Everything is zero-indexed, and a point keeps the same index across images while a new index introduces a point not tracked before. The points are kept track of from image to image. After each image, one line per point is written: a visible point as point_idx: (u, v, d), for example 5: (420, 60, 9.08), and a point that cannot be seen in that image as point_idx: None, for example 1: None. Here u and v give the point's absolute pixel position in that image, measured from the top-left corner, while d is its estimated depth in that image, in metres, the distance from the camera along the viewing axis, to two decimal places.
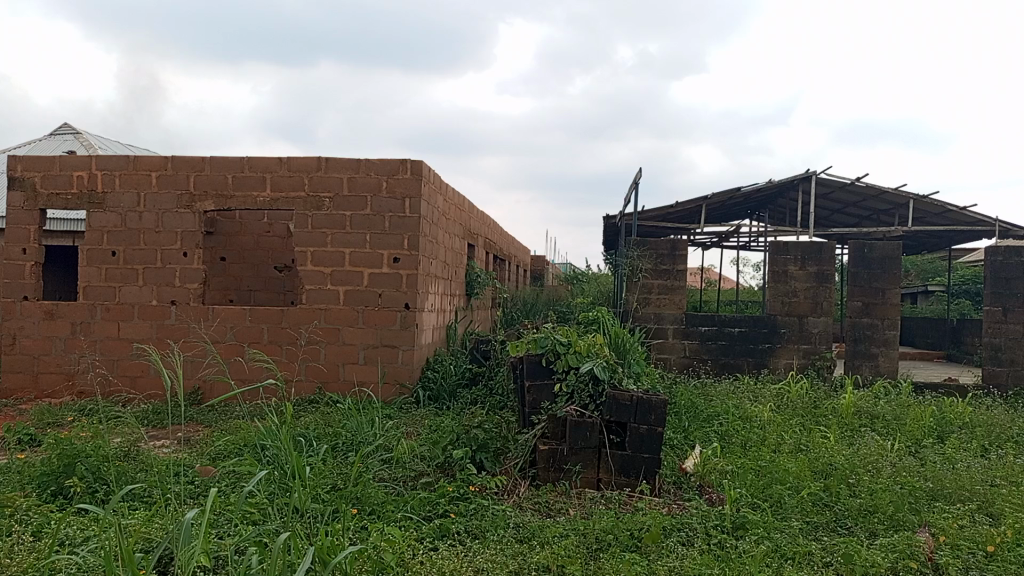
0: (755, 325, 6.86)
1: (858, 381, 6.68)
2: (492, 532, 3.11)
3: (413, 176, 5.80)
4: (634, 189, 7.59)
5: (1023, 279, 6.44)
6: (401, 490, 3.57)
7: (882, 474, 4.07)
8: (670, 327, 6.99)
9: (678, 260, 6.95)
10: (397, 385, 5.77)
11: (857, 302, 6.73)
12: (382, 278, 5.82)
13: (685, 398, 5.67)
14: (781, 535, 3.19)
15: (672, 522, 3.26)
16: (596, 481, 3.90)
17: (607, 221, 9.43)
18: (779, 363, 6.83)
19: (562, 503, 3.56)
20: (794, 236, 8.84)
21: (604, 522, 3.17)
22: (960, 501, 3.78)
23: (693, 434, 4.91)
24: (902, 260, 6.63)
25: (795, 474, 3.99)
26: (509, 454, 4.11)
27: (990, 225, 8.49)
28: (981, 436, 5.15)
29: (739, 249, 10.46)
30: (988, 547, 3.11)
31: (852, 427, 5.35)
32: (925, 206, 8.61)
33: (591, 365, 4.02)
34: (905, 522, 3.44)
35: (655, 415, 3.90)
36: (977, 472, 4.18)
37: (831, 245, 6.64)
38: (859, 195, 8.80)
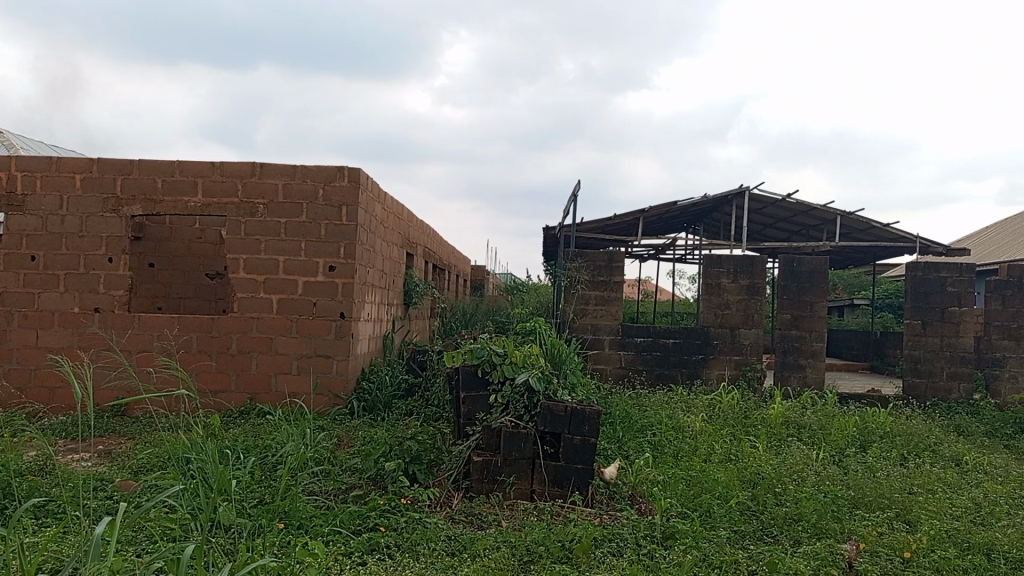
0: (689, 337, 6.98)
1: (786, 392, 6.87)
2: (422, 545, 3.08)
3: (350, 184, 5.74)
4: (573, 200, 7.66)
5: (941, 294, 6.72)
6: (330, 504, 3.51)
7: (807, 483, 4.19)
8: (607, 338, 7.07)
9: (615, 271, 7.04)
10: (331, 396, 5.68)
11: (787, 315, 6.92)
12: (317, 287, 5.72)
13: (620, 409, 5.73)
14: (708, 544, 3.25)
15: (603, 532, 3.29)
16: (529, 492, 3.90)
17: (547, 232, 9.49)
18: (711, 374, 6.96)
19: (495, 515, 3.56)
20: (728, 249, 9.06)
21: (535, 534, 3.18)
22: (879, 508, 3.90)
23: (627, 444, 4.97)
24: (829, 275, 6.85)
25: (725, 483, 4.07)
26: (443, 465, 4.07)
27: (911, 242, 8.85)
28: (900, 445, 5.34)
29: (675, 262, 10.67)
30: (905, 553, 3.22)
31: (779, 436, 5.50)
32: (851, 222, 8.94)
33: (526, 376, 4.05)
34: (828, 530, 3.54)
35: (589, 425, 3.92)
36: (895, 480, 4.33)
37: (762, 259, 6.82)
38: (790, 210, 9.07)
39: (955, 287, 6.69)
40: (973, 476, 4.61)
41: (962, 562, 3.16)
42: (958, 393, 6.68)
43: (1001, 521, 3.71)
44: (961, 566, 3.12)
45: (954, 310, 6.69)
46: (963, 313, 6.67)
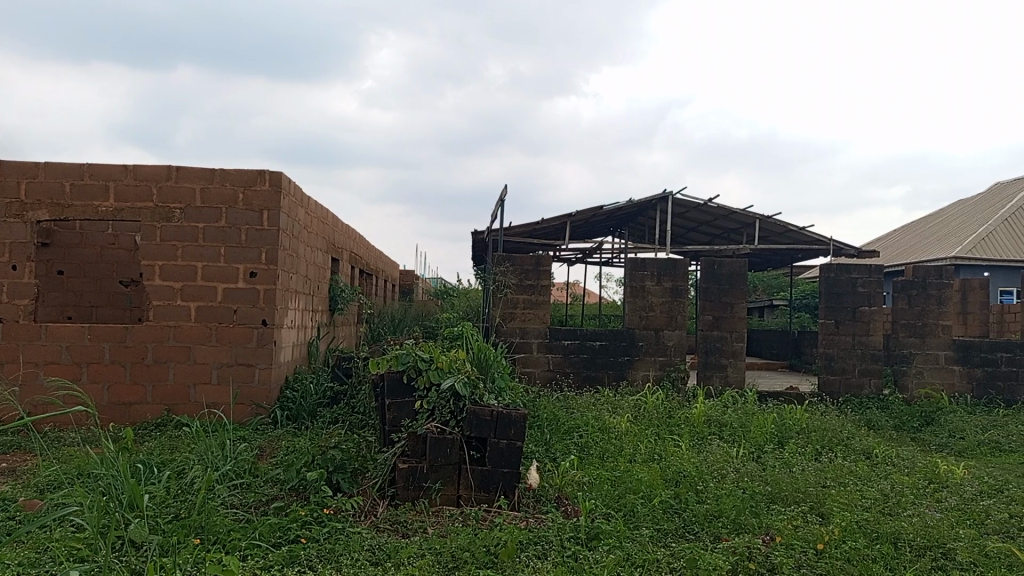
0: (615, 339, 7.08)
1: (708, 391, 7.04)
2: (346, 555, 3.03)
3: (272, 188, 5.62)
4: (500, 204, 7.68)
5: (852, 294, 7.01)
6: (250, 516, 3.42)
7: (727, 480, 4.30)
8: (535, 341, 7.11)
9: (542, 275, 7.09)
10: (253, 406, 5.53)
11: (708, 316, 7.10)
12: (237, 294, 5.57)
13: (547, 412, 5.77)
14: (631, 543, 3.31)
15: (528, 535, 3.30)
16: (455, 498, 3.88)
17: (476, 236, 9.48)
18: (637, 375, 7.08)
19: (420, 522, 3.53)
20: (652, 253, 9.24)
21: (460, 539, 3.17)
22: (795, 502, 4.03)
23: (554, 447, 5.00)
24: (748, 276, 7.06)
25: (648, 483, 4.15)
26: (367, 474, 4.01)
27: (825, 244, 9.21)
28: (815, 440, 5.54)
29: (602, 265, 10.82)
30: (818, 545, 3.34)
31: (701, 435, 5.63)
32: (769, 226, 9.24)
33: (452, 382, 4.04)
34: (746, 525, 3.64)
35: (514, 429, 3.92)
36: (810, 475, 4.49)
37: (684, 261, 6.97)
38: (711, 214, 9.32)
39: (865, 287, 6.99)
40: (881, 468, 4.82)
41: (871, 551, 3.30)
42: (869, 389, 6.98)
43: (906, 510, 3.88)
44: (870, 555, 3.26)
45: (865, 310, 6.99)
46: (873, 312, 6.97)
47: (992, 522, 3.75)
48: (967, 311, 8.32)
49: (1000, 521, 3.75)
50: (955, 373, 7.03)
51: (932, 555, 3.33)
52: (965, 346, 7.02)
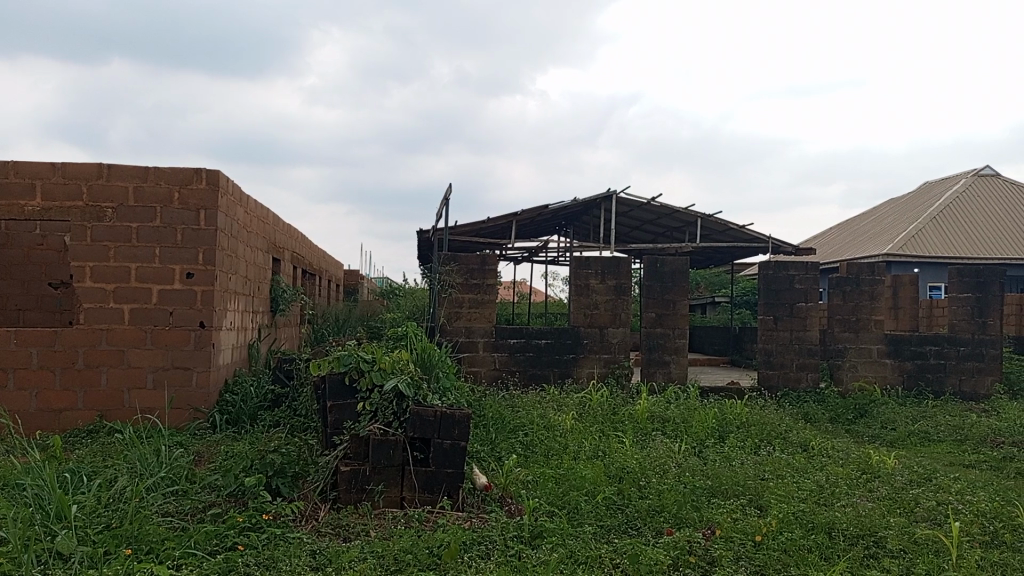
0: (560, 337, 7.11)
1: (652, 388, 7.13)
2: (285, 561, 2.97)
3: (209, 187, 5.48)
4: (445, 203, 7.65)
5: (790, 291, 7.19)
6: (185, 525, 3.33)
7: (669, 476, 4.35)
8: (480, 340, 7.10)
9: (487, 274, 7.09)
10: (190, 410, 5.39)
11: (651, 314, 7.20)
12: (173, 296, 5.42)
13: (493, 411, 5.77)
14: (574, 540, 3.32)
15: (472, 535, 3.29)
16: (399, 499, 3.85)
17: (421, 235, 9.41)
18: (582, 373, 7.13)
19: (362, 525, 3.49)
20: (597, 251, 9.32)
21: (403, 542, 3.14)
22: (734, 495, 4.11)
23: (499, 446, 5.01)
24: (689, 274, 7.17)
25: (592, 480, 4.18)
26: (309, 478, 3.95)
27: (764, 242, 9.43)
28: (754, 434, 5.67)
29: (548, 264, 10.87)
30: (756, 537, 3.41)
31: (645, 431, 5.71)
32: (710, 224, 9.41)
33: (395, 382, 4.01)
34: (687, 519, 3.70)
35: (458, 429, 3.90)
36: (749, 468, 4.59)
37: (628, 260, 7.05)
38: (654, 213, 9.44)
39: (802, 284, 7.18)
40: (817, 459, 4.96)
41: (806, 542, 3.38)
42: (806, 382, 7.17)
43: (840, 500, 3.99)
44: (805, 545, 3.35)
45: (801, 306, 7.18)
46: (809, 308, 7.15)
47: (920, 510, 3.89)
48: (898, 306, 8.62)
49: (928, 509, 3.88)
50: (887, 366, 7.27)
51: (865, 543, 3.43)
52: (896, 340, 7.26)
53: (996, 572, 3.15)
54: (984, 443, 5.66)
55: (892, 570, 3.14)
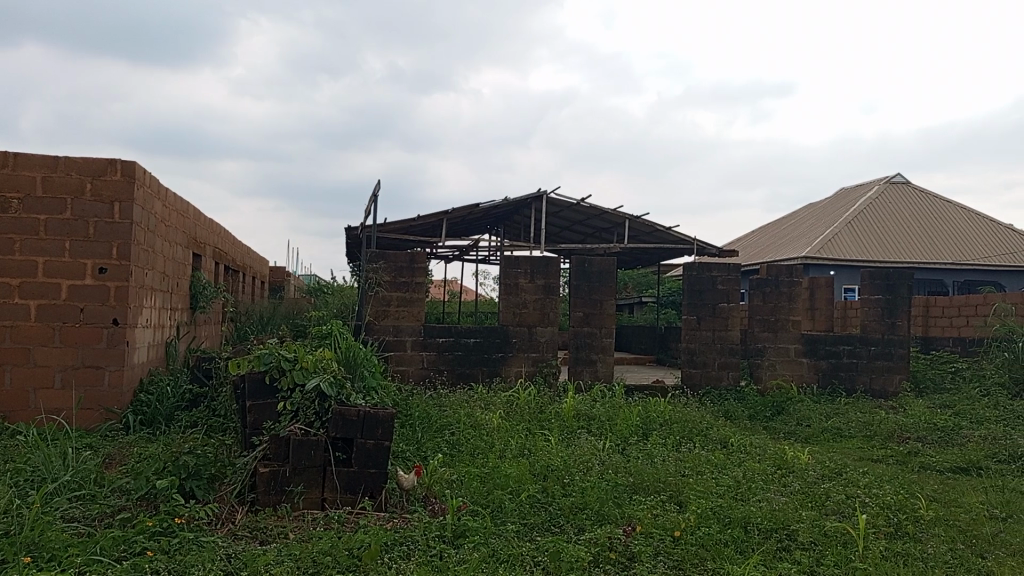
0: (488, 336, 7.11)
1: (578, 386, 7.20)
2: (197, 566, 2.88)
3: (124, 179, 5.26)
4: (374, 199, 7.55)
5: (712, 291, 7.37)
6: (91, 530, 3.19)
7: (592, 473, 4.41)
8: (408, 339, 7.03)
9: (416, 273, 7.03)
10: (101, 411, 5.16)
11: (579, 313, 7.27)
12: (84, 292, 5.18)
13: (420, 410, 5.73)
14: (496, 539, 3.33)
15: (393, 536, 3.25)
16: (320, 501, 3.78)
17: (349, 232, 9.27)
18: (510, 371, 7.16)
19: (280, 527, 3.41)
20: (527, 250, 9.35)
21: (322, 544, 3.09)
22: (656, 491, 4.19)
23: (425, 445, 4.97)
24: (616, 274, 7.27)
25: (516, 478, 4.19)
26: (225, 480, 3.84)
27: (689, 244, 9.66)
28: (676, 431, 5.78)
29: (478, 263, 10.86)
30: (675, 532, 3.48)
31: (570, 429, 5.76)
32: (638, 226, 9.57)
33: (317, 382, 3.93)
34: (609, 516, 3.75)
35: (382, 429, 3.85)
36: (670, 465, 4.68)
37: (556, 259, 7.09)
38: (583, 214, 9.54)
39: (724, 285, 7.36)
40: (736, 456, 5.09)
41: (723, 536, 3.47)
42: (727, 381, 7.36)
43: (756, 495, 4.11)
44: (722, 540, 3.43)
45: (723, 306, 7.36)
46: (731, 309, 7.35)
47: (830, 503, 4.04)
48: (814, 307, 8.95)
49: (838, 502, 4.04)
50: (803, 365, 7.53)
51: (778, 536, 3.54)
52: (812, 340, 7.53)
53: (898, 561, 3.30)
54: (891, 439, 5.92)
55: (803, 562, 3.25)
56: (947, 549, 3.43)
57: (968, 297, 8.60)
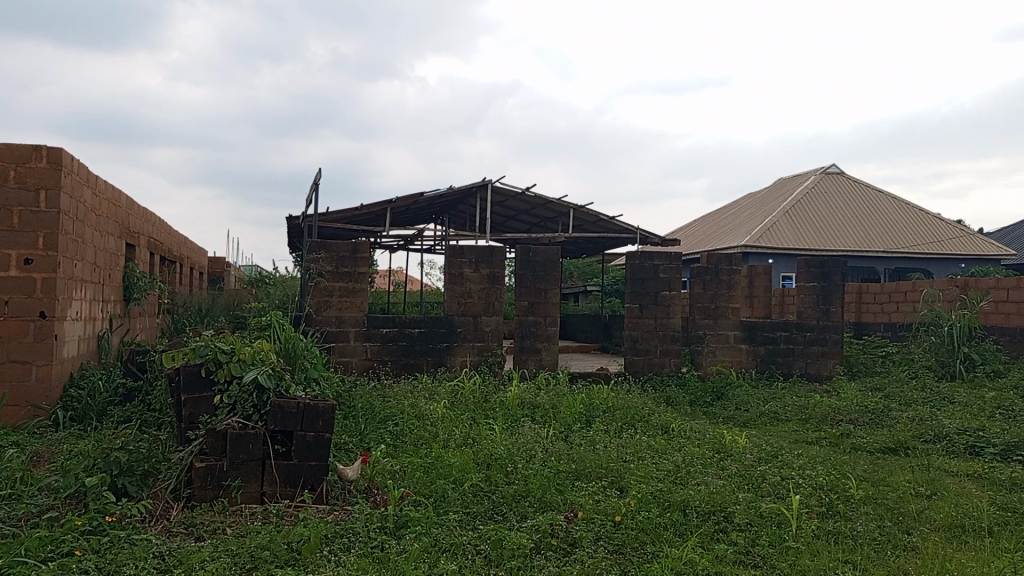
0: (433, 326, 7.08)
1: (523, 374, 7.23)
2: (129, 565, 2.81)
3: (50, 165, 5.06)
4: (315, 187, 7.42)
5: (654, 280, 7.47)
6: (16, 531, 3.08)
7: (535, 460, 4.43)
8: (351, 330, 6.95)
9: (359, 262, 6.94)
10: (29, 407, 4.97)
11: (524, 302, 7.29)
12: (9, 283, 4.98)
13: (363, 402, 5.68)
14: (438, 529, 3.32)
15: (334, 529, 3.22)
16: (259, 495, 3.72)
17: (290, 222, 9.10)
18: (455, 361, 7.14)
19: (216, 523, 3.35)
20: (473, 239, 9.32)
21: (260, 539, 3.04)
22: (598, 477, 4.24)
23: (368, 437, 4.93)
24: (561, 263, 7.30)
25: (459, 467, 4.19)
26: (160, 475, 3.75)
27: (632, 233, 9.76)
28: (618, 418, 5.86)
29: (423, 252, 10.79)
30: (616, 517, 3.53)
31: (514, 417, 5.79)
32: (582, 215, 9.63)
33: (255, 374, 3.85)
34: (551, 502, 3.78)
35: (322, 421, 3.80)
36: (612, 451, 4.73)
37: (501, 249, 7.09)
38: (528, 203, 9.56)
39: (665, 273, 7.46)
40: (676, 441, 5.18)
41: (662, 520, 3.53)
42: (669, 367, 7.49)
43: (694, 478, 4.20)
44: (661, 524, 3.50)
45: (665, 294, 7.47)
46: (672, 296, 7.46)
47: (766, 485, 4.14)
48: (753, 294, 9.16)
49: (773, 484, 4.14)
50: (742, 351, 7.71)
51: (716, 518, 3.62)
52: (750, 327, 7.70)
53: (829, 540, 3.42)
54: (825, 421, 6.11)
55: (738, 543, 3.33)
56: (876, 527, 3.56)
57: (898, 284, 8.91)
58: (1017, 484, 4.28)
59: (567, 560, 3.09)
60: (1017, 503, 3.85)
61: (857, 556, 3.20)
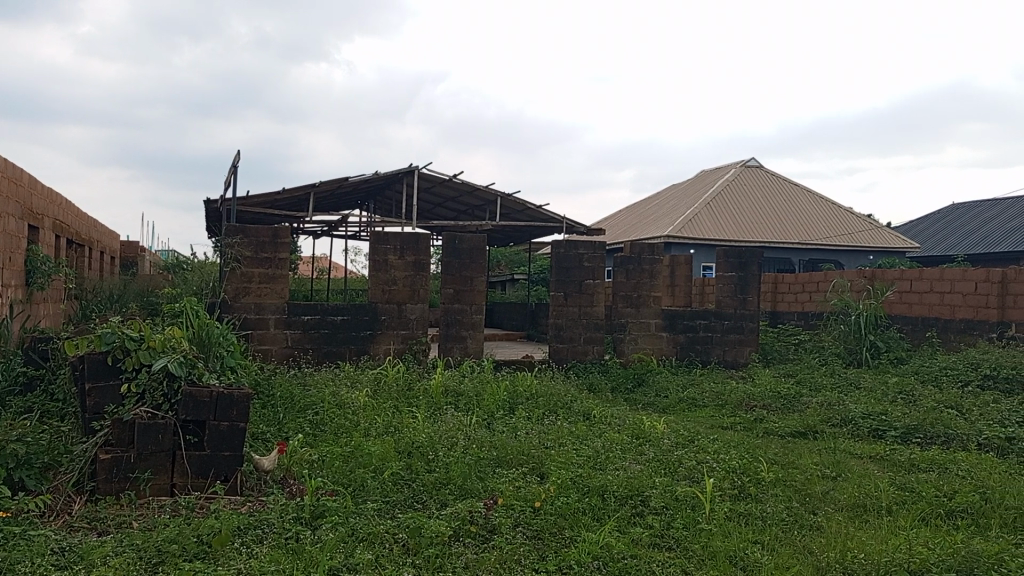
0: (356, 313, 6.97)
1: (448, 362, 7.20)
2: (24, 562, 2.67)
3: None
4: (234, 169, 7.18)
5: (578, 269, 7.53)
6: None
7: (457, 448, 4.41)
8: (271, 317, 6.77)
9: (279, 248, 6.76)
10: None
11: (449, 290, 7.25)
12: None
13: (282, 390, 5.55)
14: (356, 518, 3.28)
15: (247, 520, 3.14)
16: (169, 487, 3.60)
17: (208, 205, 8.79)
18: (378, 349, 7.05)
19: (122, 517, 3.22)
20: (398, 226, 9.20)
21: (168, 532, 2.95)
22: (519, 464, 4.25)
23: (287, 426, 4.82)
24: (486, 251, 7.28)
25: (379, 456, 4.14)
26: (61, 468, 3.59)
27: (559, 222, 9.83)
28: (541, 405, 5.91)
29: (347, 238, 10.60)
30: (536, 503, 3.55)
31: (437, 405, 5.76)
32: (509, 203, 9.62)
33: (165, 361, 3.69)
34: (471, 490, 3.78)
35: (237, 410, 3.68)
36: (533, 438, 4.76)
37: (426, 236, 7.01)
38: (455, 190, 9.49)
39: (590, 262, 7.53)
40: (597, 427, 5.25)
41: (581, 505, 3.58)
42: (592, 355, 7.59)
43: (613, 464, 4.27)
44: (580, 509, 3.54)
45: (589, 283, 7.55)
46: (596, 285, 7.55)
47: (682, 469, 4.25)
48: (674, 284, 9.36)
49: (689, 468, 4.25)
50: (663, 339, 7.87)
51: (633, 502, 3.68)
52: (671, 315, 7.87)
53: (739, 521, 3.53)
54: (740, 407, 6.30)
55: (654, 526, 3.40)
56: (784, 508, 3.69)
57: (811, 274, 9.25)
58: (915, 465, 4.51)
59: (486, 547, 3.09)
60: (914, 482, 4.05)
61: (766, 537, 3.31)
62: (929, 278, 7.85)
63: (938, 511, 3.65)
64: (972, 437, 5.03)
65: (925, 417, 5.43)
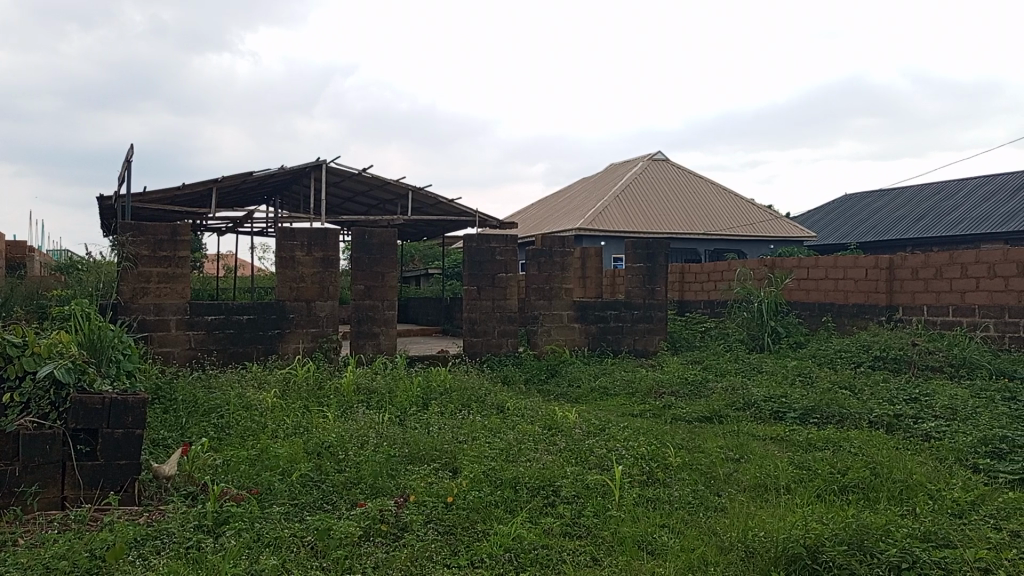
0: (263, 311, 6.76)
1: (360, 359, 7.09)
2: None
3: None
4: (129, 163, 6.84)
5: (490, 263, 7.53)
6: None
7: (367, 447, 4.34)
8: (172, 318, 6.50)
9: (179, 246, 6.49)
10: None
11: (360, 286, 7.12)
12: None
13: (185, 393, 5.34)
14: (263, 523, 3.18)
15: (145, 531, 3.01)
16: (59, 500, 3.41)
17: (101, 202, 8.34)
18: (287, 348, 6.87)
19: (5, 535, 3.03)
20: (308, 221, 8.99)
21: (58, 547, 2.79)
22: (432, 459, 4.22)
23: (191, 431, 4.63)
24: (397, 246, 7.19)
25: (287, 458, 4.03)
26: None
27: (471, 216, 9.81)
28: (454, 399, 5.89)
29: (253, 233, 10.27)
30: (448, 498, 3.53)
31: (349, 403, 5.65)
32: (420, 197, 9.53)
33: (50, 368, 3.50)
34: (383, 487, 3.72)
35: (132, 417, 3.50)
36: (445, 433, 4.74)
37: (335, 231, 6.87)
38: (365, 185, 9.34)
39: (502, 255, 7.54)
40: (510, 420, 5.26)
41: (493, 498, 3.59)
42: (506, 348, 7.62)
43: (525, 455, 4.30)
44: (492, 502, 3.54)
45: (502, 277, 7.57)
46: (508, 278, 7.57)
47: (593, 457, 4.32)
48: (586, 276, 9.49)
49: (599, 456, 4.32)
50: (575, 330, 7.97)
51: (545, 493, 3.71)
52: (582, 307, 7.98)
53: (648, 506, 3.61)
54: (649, 394, 6.45)
55: (565, 515, 3.44)
56: (690, 491, 3.80)
57: (715, 264, 9.55)
58: (812, 444, 4.72)
59: (396, 545, 3.06)
60: (810, 461, 4.24)
61: (672, 520, 3.40)
62: (824, 265, 8.23)
63: (831, 487, 3.84)
64: (864, 416, 5.30)
65: (821, 398, 5.70)
